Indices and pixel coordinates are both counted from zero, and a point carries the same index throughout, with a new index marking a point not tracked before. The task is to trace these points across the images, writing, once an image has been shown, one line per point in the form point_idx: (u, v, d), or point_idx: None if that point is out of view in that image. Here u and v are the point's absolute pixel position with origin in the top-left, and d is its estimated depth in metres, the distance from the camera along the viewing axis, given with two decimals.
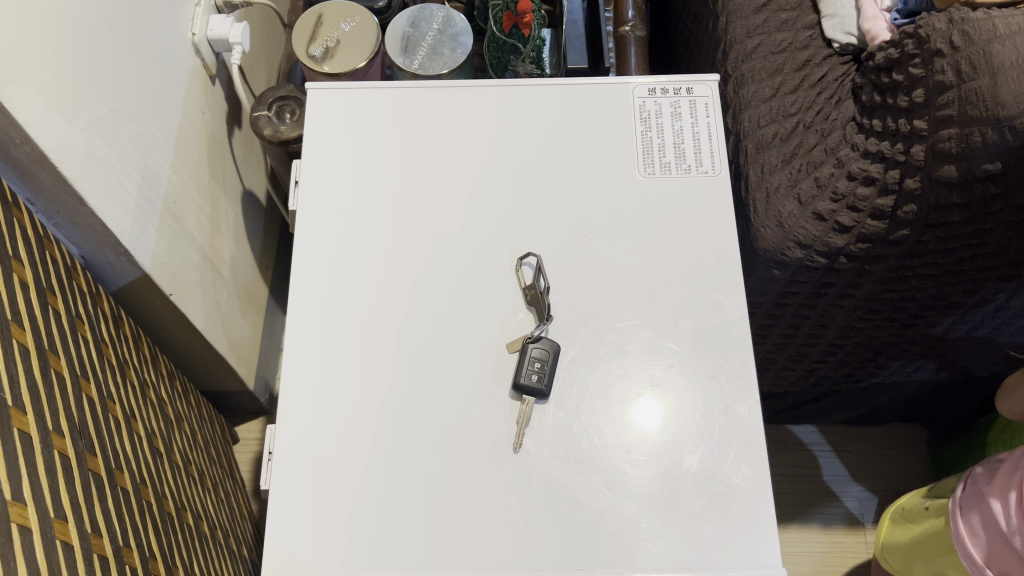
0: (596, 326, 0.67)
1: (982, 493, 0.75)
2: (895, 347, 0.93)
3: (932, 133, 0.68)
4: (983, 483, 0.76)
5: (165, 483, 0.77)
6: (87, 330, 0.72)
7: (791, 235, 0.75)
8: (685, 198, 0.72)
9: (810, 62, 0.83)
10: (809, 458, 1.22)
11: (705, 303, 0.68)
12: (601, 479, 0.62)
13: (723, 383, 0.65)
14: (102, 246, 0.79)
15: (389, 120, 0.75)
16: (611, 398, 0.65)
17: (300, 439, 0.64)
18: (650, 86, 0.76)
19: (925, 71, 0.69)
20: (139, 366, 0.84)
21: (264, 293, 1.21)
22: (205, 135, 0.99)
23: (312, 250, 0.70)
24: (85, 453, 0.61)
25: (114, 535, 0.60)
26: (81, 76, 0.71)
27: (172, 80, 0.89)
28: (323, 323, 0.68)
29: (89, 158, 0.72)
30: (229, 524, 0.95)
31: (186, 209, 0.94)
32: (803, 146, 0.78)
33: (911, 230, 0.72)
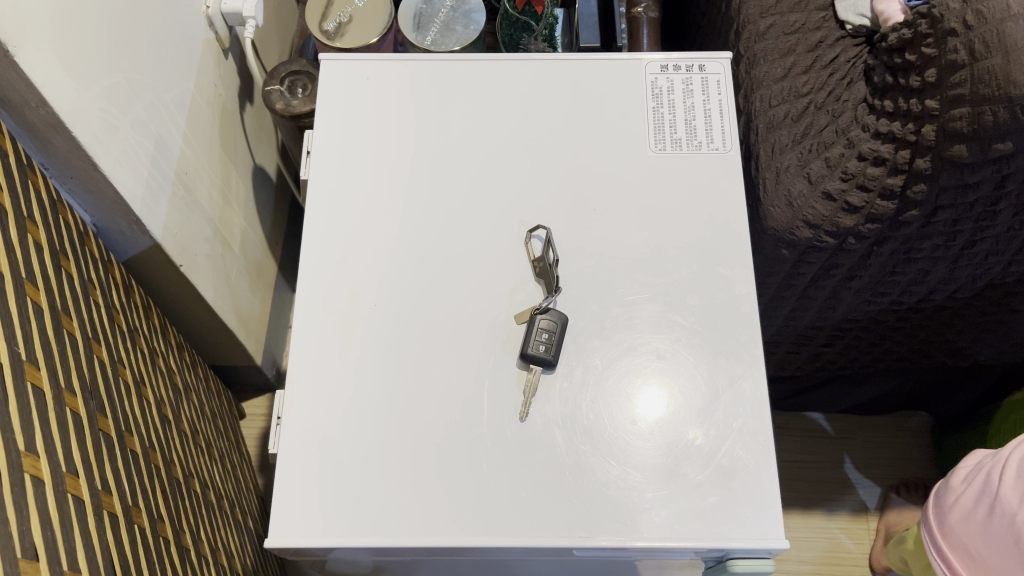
0: (604, 299, 0.68)
1: (966, 483, 0.75)
2: (901, 332, 0.94)
3: (943, 112, 0.67)
4: (973, 471, 0.75)
5: (174, 451, 0.78)
6: (99, 296, 0.72)
7: (800, 215, 0.76)
8: (695, 173, 0.72)
9: (822, 44, 0.83)
10: (813, 444, 1.22)
11: (712, 279, 0.68)
12: (607, 450, 0.63)
13: (730, 357, 0.65)
14: (113, 214, 0.79)
15: (401, 93, 0.76)
16: (616, 370, 0.66)
17: (306, 404, 0.64)
18: (662, 63, 0.76)
19: (938, 51, 0.68)
20: (148, 335, 0.85)
21: (272, 269, 1.22)
22: (217, 108, 0.99)
23: (322, 220, 0.71)
24: (96, 413, 0.61)
25: (123, 493, 0.61)
26: (96, 42, 0.71)
27: (184, 51, 0.89)
28: (330, 293, 0.68)
29: (102, 124, 0.73)
30: (235, 495, 0.96)
31: (197, 181, 0.94)
32: (814, 126, 0.78)
33: (921, 211, 0.73)
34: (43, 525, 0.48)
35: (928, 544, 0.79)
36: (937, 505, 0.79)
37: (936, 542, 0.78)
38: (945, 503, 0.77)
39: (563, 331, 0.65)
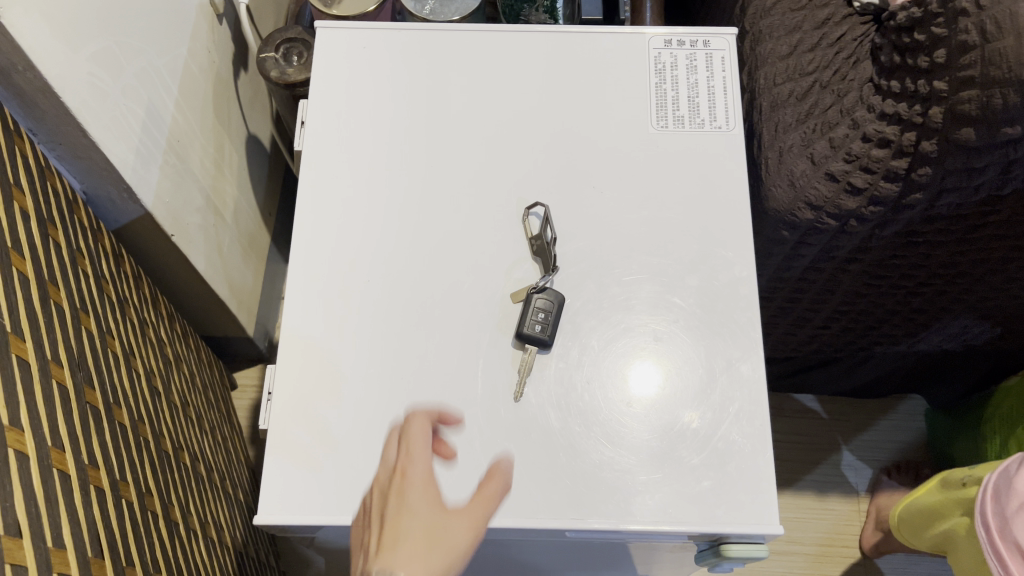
0: (601, 279, 0.67)
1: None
2: (898, 316, 0.93)
3: (952, 94, 0.66)
4: None
5: (163, 423, 0.77)
6: (88, 265, 0.71)
7: (802, 195, 0.75)
8: (696, 152, 0.70)
9: (829, 21, 0.81)
10: (806, 426, 1.22)
11: (712, 260, 0.67)
12: (601, 431, 0.62)
13: (728, 339, 0.65)
14: (104, 182, 0.78)
15: (399, 63, 0.74)
16: (612, 351, 0.65)
17: (298, 381, 0.63)
18: (666, 37, 0.74)
19: (949, 31, 0.66)
20: (138, 306, 0.84)
21: (265, 240, 1.21)
22: (211, 74, 0.98)
23: (315, 192, 0.70)
24: (84, 385, 0.60)
25: (111, 467, 0.60)
26: (86, 5, 0.69)
27: (177, 16, 0.87)
28: (322, 268, 0.67)
29: (92, 89, 0.71)
30: (225, 467, 0.95)
31: (189, 149, 0.92)
32: (819, 106, 0.77)
33: (925, 194, 0.72)
34: (27, 502, 0.47)
35: (979, 536, 0.77)
36: (998, 503, 0.76)
37: (988, 538, 0.76)
38: (1009, 506, 0.74)
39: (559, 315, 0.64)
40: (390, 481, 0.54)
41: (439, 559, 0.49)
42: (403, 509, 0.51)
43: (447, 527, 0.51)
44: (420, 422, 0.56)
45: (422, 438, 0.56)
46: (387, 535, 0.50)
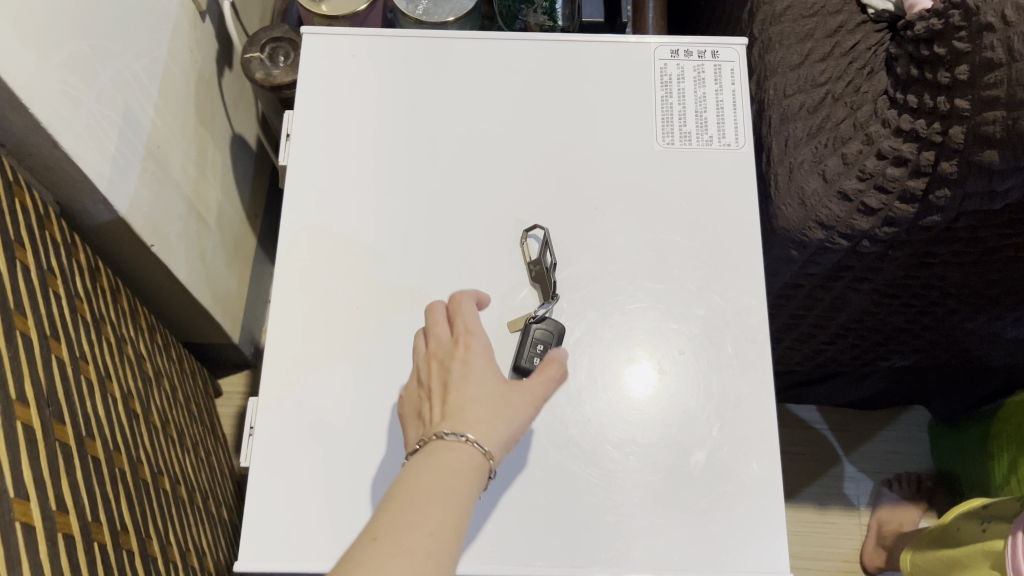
0: (603, 307, 0.63)
1: None
2: (907, 333, 0.90)
3: (975, 114, 0.62)
4: None
5: (141, 448, 0.74)
6: (59, 285, 0.67)
7: (813, 215, 0.71)
8: (704, 171, 0.67)
9: (842, 29, 0.77)
10: (806, 437, 1.20)
11: (721, 287, 0.63)
12: (602, 471, 0.59)
13: (737, 373, 0.61)
14: (78, 193, 0.74)
15: (390, 72, 0.70)
16: (615, 384, 0.61)
17: (282, 415, 0.60)
18: (673, 47, 0.70)
19: (973, 46, 0.63)
20: (115, 322, 0.80)
21: (250, 243, 1.17)
22: (193, 75, 0.93)
23: (301, 210, 0.66)
24: (52, 422, 0.56)
25: (81, 509, 0.56)
26: (56, 10, 0.65)
27: (156, 15, 0.82)
28: (307, 292, 0.63)
29: (64, 99, 0.67)
30: (208, 485, 0.92)
31: (170, 154, 0.88)
32: (831, 119, 0.73)
33: (943, 216, 0.68)
34: None
35: None
36: None
37: None
38: None
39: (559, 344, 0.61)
40: (444, 350, 0.51)
41: (500, 449, 0.46)
42: (468, 369, 0.48)
43: (512, 388, 0.49)
44: (471, 306, 0.53)
45: (475, 312, 0.52)
46: (448, 411, 0.47)
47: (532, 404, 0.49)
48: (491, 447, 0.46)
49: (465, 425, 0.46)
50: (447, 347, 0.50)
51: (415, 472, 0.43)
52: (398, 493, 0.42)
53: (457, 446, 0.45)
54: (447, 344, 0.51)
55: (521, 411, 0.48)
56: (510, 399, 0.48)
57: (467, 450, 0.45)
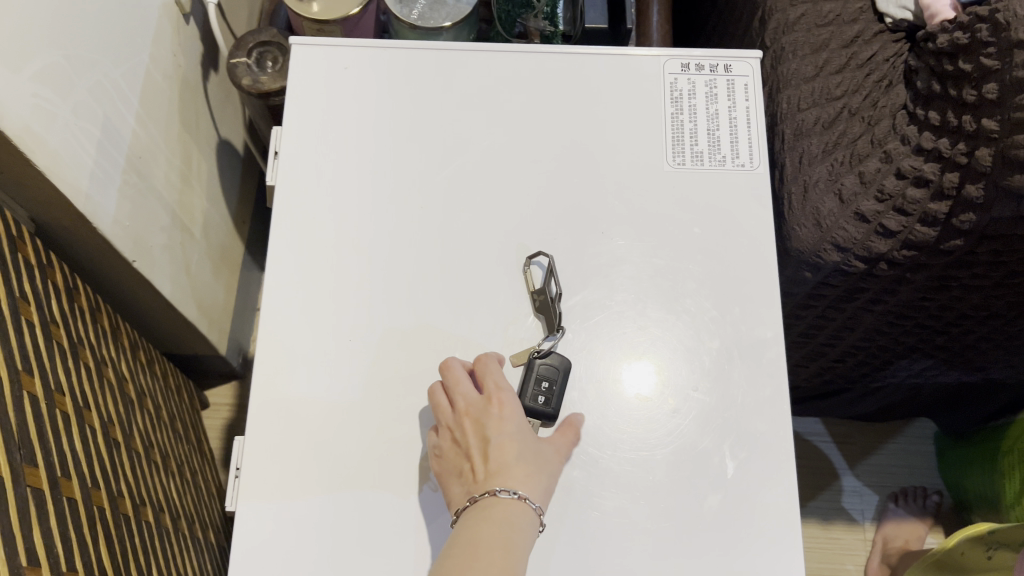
0: (611, 339, 0.60)
1: None
2: (919, 352, 0.87)
3: (1004, 136, 0.59)
4: None
5: (123, 479, 0.70)
6: (33, 312, 0.64)
7: (829, 237, 0.68)
8: (717, 193, 0.63)
9: (858, 39, 0.74)
10: (809, 450, 1.17)
11: (735, 319, 0.60)
12: (610, 518, 0.56)
13: (753, 411, 0.58)
14: (55, 211, 0.70)
15: (384, 86, 0.67)
16: (624, 423, 0.58)
17: (270, 457, 0.58)
18: (684, 61, 0.67)
19: (1002, 64, 0.59)
20: (95, 345, 0.76)
21: (238, 251, 1.13)
22: (177, 80, 0.89)
23: (289, 236, 0.63)
24: (24, 466, 0.53)
25: (55, 559, 0.53)
26: (28, 20, 0.60)
27: (137, 20, 0.78)
28: (296, 327, 0.61)
29: (37, 114, 0.63)
30: (194, 509, 0.88)
31: (153, 165, 0.84)
32: (847, 135, 0.70)
33: (966, 240, 0.65)
34: None
35: None
36: None
37: None
38: None
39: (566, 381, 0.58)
40: (476, 408, 0.54)
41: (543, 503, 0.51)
42: (506, 426, 0.53)
43: (544, 443, 0.54)
44: (496, 366, 0.56)
45: (497, 369, 0.56)
46: (498, 468, 0.51)
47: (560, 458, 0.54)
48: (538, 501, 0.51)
49: (517, 484, 0.50)
50: (480, 405, 0.54)
51: (482, 529, 0.48)
52: (469, 549, 0.47)
53: (515, 504, 0.49)
54: (479, 401, 0.54)
55: (553, 465, 0.53)
56: (545, 455, 0.53)
57: (523, 508, 0.49)
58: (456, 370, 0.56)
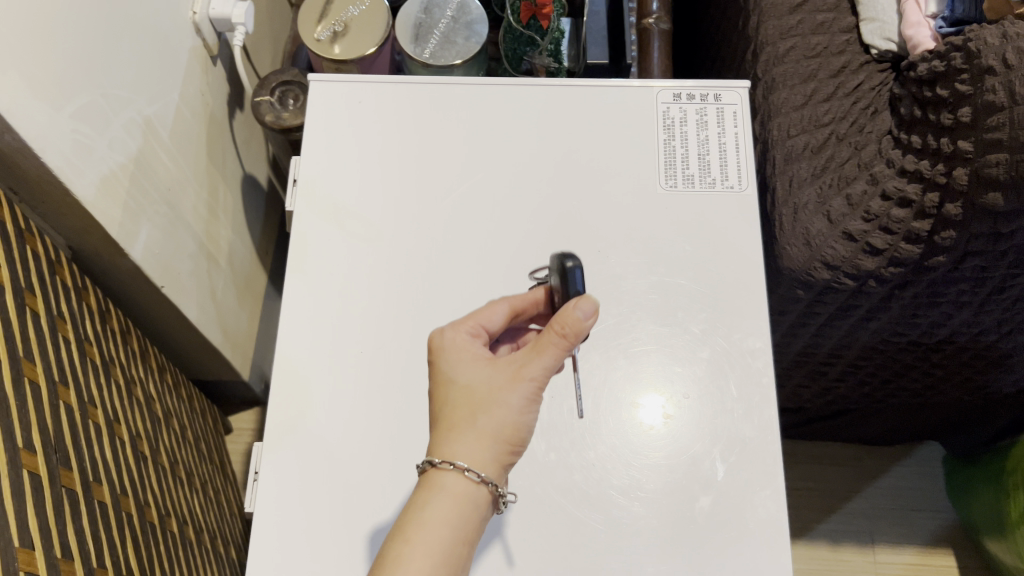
0: (607, 350, 0.64)
1: None
2: (916, 371, 0.89)
3: (978, 156, 0.62)
4: None
5: (150, 491, 0.74)
6: (68, 329, 0.68)
7: (818, 255, 0.71)
8: (706, 212, 0.67)
9: (845, 69, 0.78)
10: (818, 473, 1.19)
11: (724, 331, 0.64)
12: (607, 517, 0.59)
13: (742, 416, 0.61)
14: (90, 237, 0.75)
15: (396, 117, 0.71)
16: (620, 428, 0.62)
17: (284, 461, 0.62)
18: (676, 91, 0.71)
19: (974, 89, 0.63)
20: (125, 364, 0.81)
21: (261, 280, 1.18)
22: (204, 117, 0.95)
23: (306, 256, 0.68)
24: (59, 468, 0.57)
25: (87, 556, 0.57)
26: (69, 61, 0.66)
27: (168, 62, 0.84)
28: (310, 340, 0.65)
29: (75, 147, 0.68)
30: (216, 525, 0.92)
31: (181, 197, 0.89)
32: (835, 159, 0.74)
33: (949, 257, 0.68)
34: None
35: None
36: None
37: None
38: None
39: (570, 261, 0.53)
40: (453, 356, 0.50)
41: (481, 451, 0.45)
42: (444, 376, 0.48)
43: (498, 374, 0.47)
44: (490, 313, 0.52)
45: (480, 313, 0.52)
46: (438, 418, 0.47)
47: (526, 379, 0.46)
48: (467, 453, 0.44)
49: (437, 443, 0.45)
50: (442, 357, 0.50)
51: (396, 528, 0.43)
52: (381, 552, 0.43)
53: (431, 471, 0.44)
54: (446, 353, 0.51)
55: (509, 394, 0.46)
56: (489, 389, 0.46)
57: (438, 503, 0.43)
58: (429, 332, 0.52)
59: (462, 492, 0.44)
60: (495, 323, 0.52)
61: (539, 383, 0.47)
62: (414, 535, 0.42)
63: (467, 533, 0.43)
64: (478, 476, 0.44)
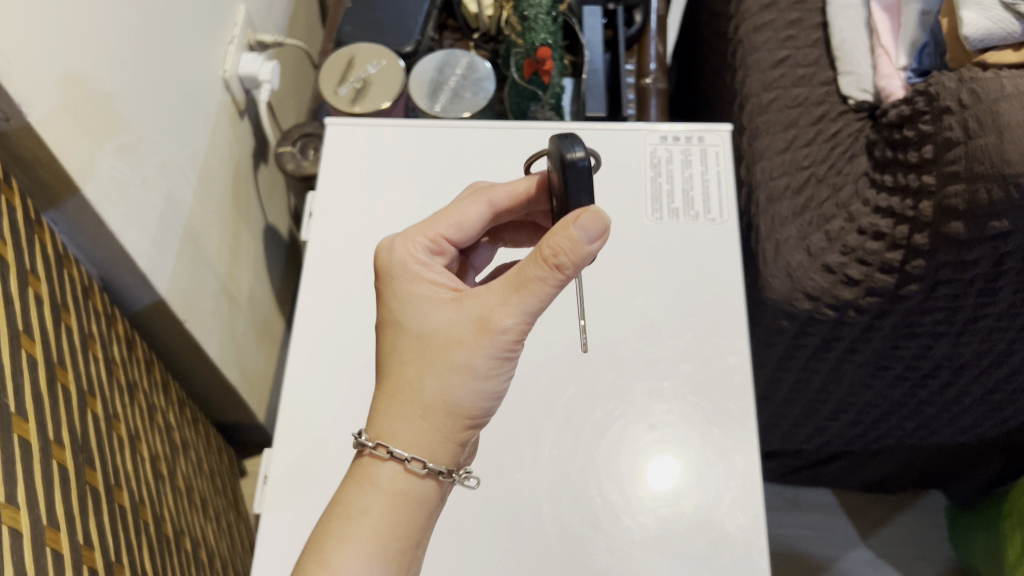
0: (595, 366, 0.73)
1: None
2: (904, 409, 0.92)
3: (941, 189, 0.67)
4: None
5: (166, 507, 0.79)
6: (98, 349, 0.73)
7: (799, 286, 0.76)
8: (689, 243, 0.77)
9: (825, 117, 0.84)
10: (821, 520, 1.21)
11: (705, 348, 0.73)
12: (603, 517, 0.67)
13: (721, 429, 0.70)
14: (120, 267, 0.80)
15: (413, 158, 0.82)
16: (611, 439, 0.70)
17: (295, 461, 0.69)
18: (662, 134, 0.82)
19: (935, 128, 0.68)
20: (148, 391, 0.85)
21: (280, 326, 1.24)
22: (231, 167, 1.02)
23: (331, 278, 0.77)
24: (85, 466, 0.62)
25: (106, 548, 0.61)
26: (110, 104, 0.73)
27: (199, 113, 0.91)
28: (333, 354, 0.74)
29: (111, 181, 0.74)
30: (226, 553, 0.97)
31: (206, 239, 0.95)
32: (815, 199, 0.79)
33: (920, 286, 0.72)
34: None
35: None
36: None
37: None
38: None
39: (568, 157, 0.48)
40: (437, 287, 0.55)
41: (442, 422, 0.51)
42: (416, 327, 0.52)
43: (466, 329, 0.50)
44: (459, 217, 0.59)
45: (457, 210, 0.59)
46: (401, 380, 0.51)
47: (486, 335, 0.49)
48: (414, 438, 0.51)
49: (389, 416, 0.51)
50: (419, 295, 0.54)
51: (332, 516, 0.50)
52: (319, 536, 0.50)
53: (368, 464, 0.51)
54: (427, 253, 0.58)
55: (478, 353, 0.50)
56: (458, 347, 0.50)
57: (367, 499, 0.50)
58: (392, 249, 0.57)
59: (394, 486, 0.51)
60: (467, 222, 0.59)
61: (511, 333, 0.49)
62: (342, 523, 0.49)
63: (398, 526, 0.50)
64: (421, 468, 0.51)
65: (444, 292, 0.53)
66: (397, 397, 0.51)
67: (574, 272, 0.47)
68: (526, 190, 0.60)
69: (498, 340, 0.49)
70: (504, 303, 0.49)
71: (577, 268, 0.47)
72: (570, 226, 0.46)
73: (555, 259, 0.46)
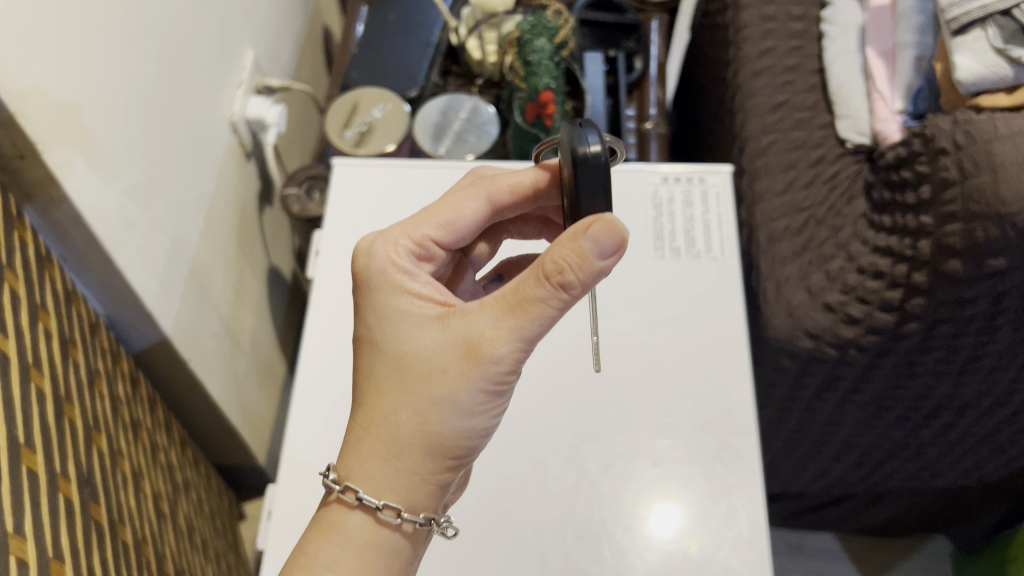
0: (598, 401, 0.74)
1: None
2: (906, 451, 0.92)
3: (938, 228, 0.68)
4: None
5: (165, 545, 0.80)
6: (103, 385, 0.72)
7: (800, 325, 0.77)
8: (693, 281, 0.79)
9: (823, 159, 0.85)
10: (827, 566, 1.20)
11: (709, 384, 0.74)
12: (608, 553, 0.68)
13: (723, 466, 0.71)
14: (125, 307, 0.80)
15: (420, 197, 0.84)
16: (614, 475, 0.71)
17: (296, 500, 0.70)
18: (665, 174, 0.85)
19: (931, 168, 0.70)
20: (152, 430, 0.84)
21: (282, 369, 1.24)
22: (236, 210, 1.03)
23: (337, 316, 0.78)
24: (89, 501, 0.63)
25: None
26: (122, 145, 0.74)
27: (207, 156, 0.93)
28: (340, 390, 0.75)
29: (122, 219, 0.75)
30: None
31: (211, 278, 0.96)
32: (815, 239, 0.80)
33: (920, 323, 0.72)
34: None
35: None
36: None
37: None
38: None
39: (580, 152, 0.45)
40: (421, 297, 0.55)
41: (426, 454, 0.51)
42: (400, 349, 0.52)
43: (454, 355, 0.50)
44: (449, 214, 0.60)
45: (455, 204, 0.61)
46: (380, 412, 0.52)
47: (473, 364, 0.49)
48: (392, 477, 0.51)
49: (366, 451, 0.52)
50: (406, 315, 0.54)
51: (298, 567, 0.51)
52: None
53: (337, 513, 0.52)
54: (418, 253, 0.59)
55: (466, 381, 0.49)
56: (445, 374, 0.50)
57: (332, 548, 0.51)
58: (375, 254, 0.57)
59: (361, 535, 0.52)
60: (461, 218, 0.61)
61: (502, 361, 0.49)
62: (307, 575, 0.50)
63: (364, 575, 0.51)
64: (393, 518, 0.52)
65: (429, 311, 0.53)
66: (380, 427, 0.51)
67: (581, 292, 0.45)
68: (534, 181, 0.61)
69: (486, 367, 0.49)
70: (498, 326, 0.48)
71: (583, 285, 0.46)
72: (581, 238, 0.44)
73: (560, 276, 0.45)
